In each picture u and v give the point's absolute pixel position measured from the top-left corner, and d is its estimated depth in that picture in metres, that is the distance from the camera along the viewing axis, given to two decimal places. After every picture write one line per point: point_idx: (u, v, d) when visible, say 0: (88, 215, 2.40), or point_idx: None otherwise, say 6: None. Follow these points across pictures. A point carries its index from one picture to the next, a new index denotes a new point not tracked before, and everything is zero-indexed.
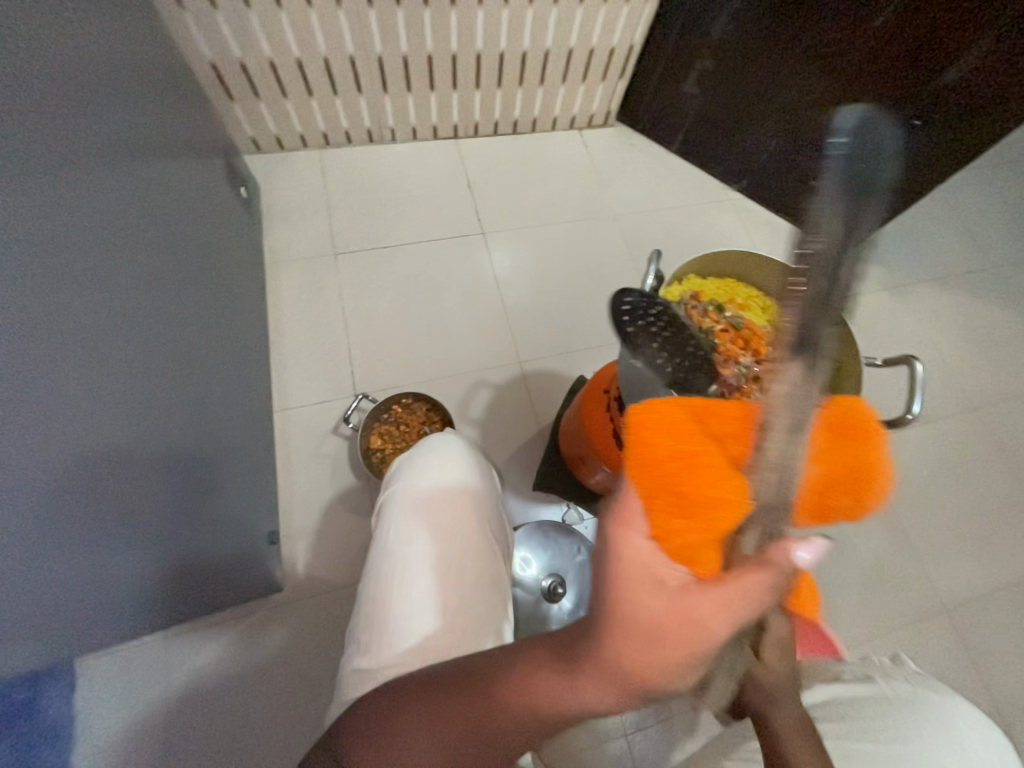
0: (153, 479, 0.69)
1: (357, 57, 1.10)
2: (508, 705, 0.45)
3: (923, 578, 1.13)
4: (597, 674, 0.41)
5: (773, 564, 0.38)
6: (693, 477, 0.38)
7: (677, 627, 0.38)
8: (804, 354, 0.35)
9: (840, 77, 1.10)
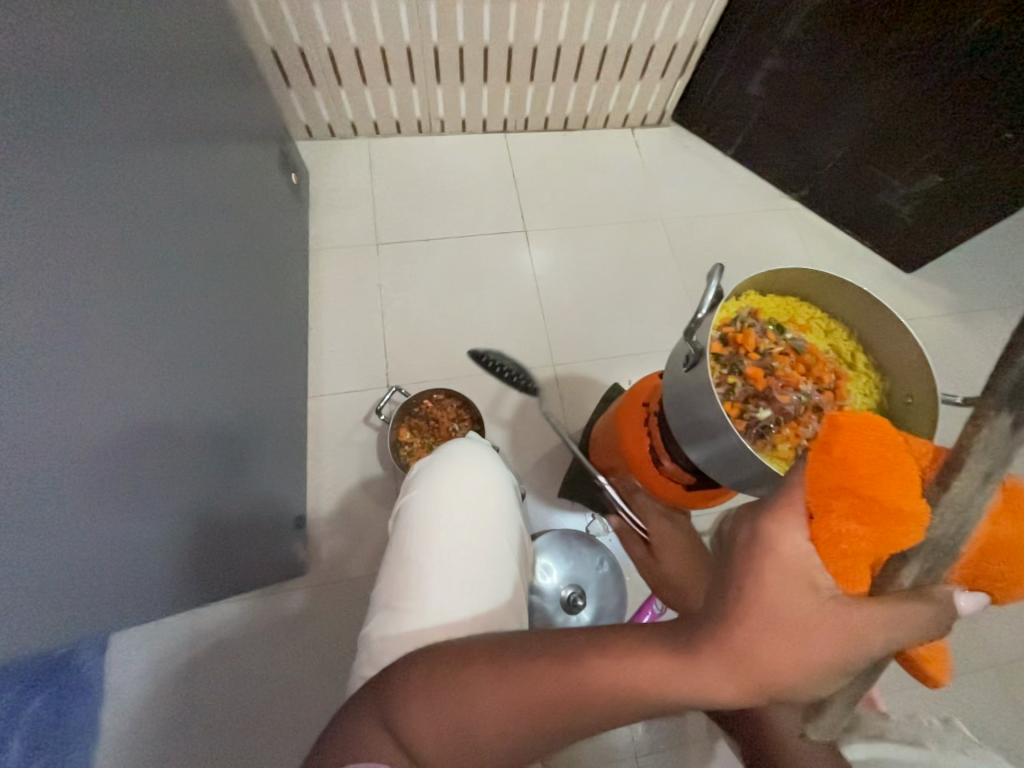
0: (196, 447, 0.73)
1: (413, 47, 1.11)
2: (592, 690, 0.40)
3: (971, 630, 1.02)
4: (726, 662, 0.35)
5: (938, 600, 0.35)
6: (891, 486, 0.34)
7: (829, 631, 0.34)
8: (1017, 416, 0.30)
9: (928, 79, 1.00)
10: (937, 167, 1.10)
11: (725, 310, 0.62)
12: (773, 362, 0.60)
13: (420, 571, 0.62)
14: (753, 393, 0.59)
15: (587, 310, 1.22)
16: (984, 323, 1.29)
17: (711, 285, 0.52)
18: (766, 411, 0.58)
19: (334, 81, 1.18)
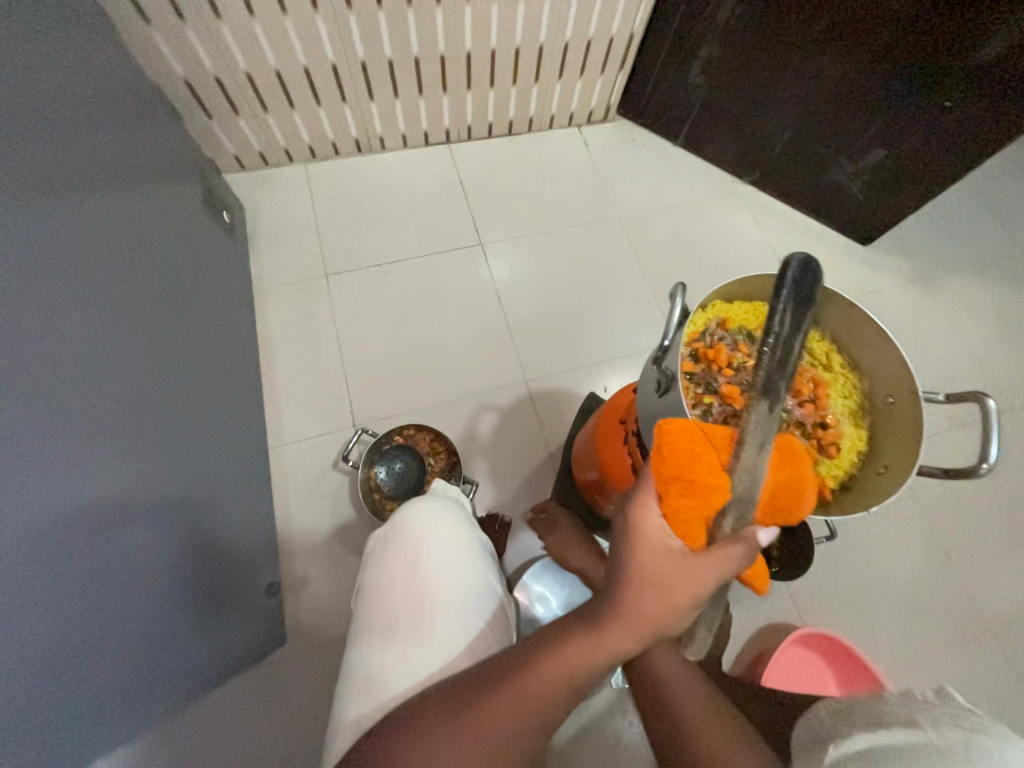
0: (155, 534, 0.65)
1: (339, 65, 1.05)
2: (538, 699, 0.42)
3: (968, 594, 1.03)
4: (624, 624, 0.42)
5: (749, 539, 0.43)
6: (698, 464, 0.44)
7: (682, 585, 0.41)
8: (768, 400, 0.42)
9: (865, 55, 0.98)
10: (884, 142, 1.10)
11: (692, 326, 0.60)
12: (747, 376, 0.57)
13: (378, 642, 0.56)
14: (732, 413, 0.55)
15: (555, 321, 1.18)
16: (944, 288, 1.30)
17: (674, 305, 0.49)
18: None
19: (258, 108, 1.10)
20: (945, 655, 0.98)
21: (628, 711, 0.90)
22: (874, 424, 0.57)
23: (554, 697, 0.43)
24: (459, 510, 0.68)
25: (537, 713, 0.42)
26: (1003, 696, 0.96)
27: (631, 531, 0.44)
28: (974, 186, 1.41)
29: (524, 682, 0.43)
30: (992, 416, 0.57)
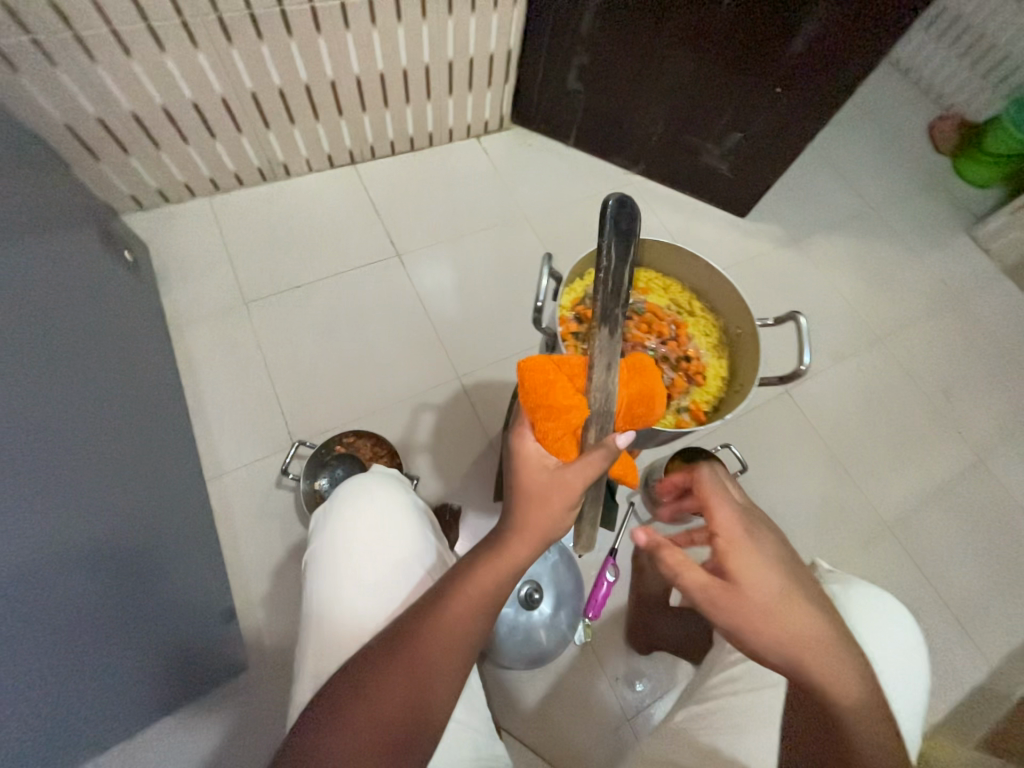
0: (98, 568, 0.65)
1: (228, 96, 1.09)
2: (457, 610, 0.51)
3: (866, 502, 1.19)
4: (519, 536, 0.52)
5: (607, 445, 0.52)
6: (556, 390, 0.54)
7: (557, 492, 0.52)
8: (606, 323, 0.55)
9: (705, 53, 1.15)
10: (737, 126, 1.27)
11: (571, 293, 0.69)
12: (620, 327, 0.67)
13: (322, 606, 0.63)
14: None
15: (480, 319, 1.25)
16: (813, 247, 1.50)
17: (543, 271, 0.62)
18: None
19: (150, 145, 1.11)
20: (850, 556, 1.13)
21: (592, 662, 0.97)
22: (731, 352, 0.68)
23: (475, 606, 0.51)
24: (393, 480, 0.73)
25: (461, 622, 0.51)
26: (897, 580, 1.13)
27: (513, 460, 0.54)
28: (824, 158, 1.63)
29: (446, 600, 0.51)
30: (804, 331, 0.70)
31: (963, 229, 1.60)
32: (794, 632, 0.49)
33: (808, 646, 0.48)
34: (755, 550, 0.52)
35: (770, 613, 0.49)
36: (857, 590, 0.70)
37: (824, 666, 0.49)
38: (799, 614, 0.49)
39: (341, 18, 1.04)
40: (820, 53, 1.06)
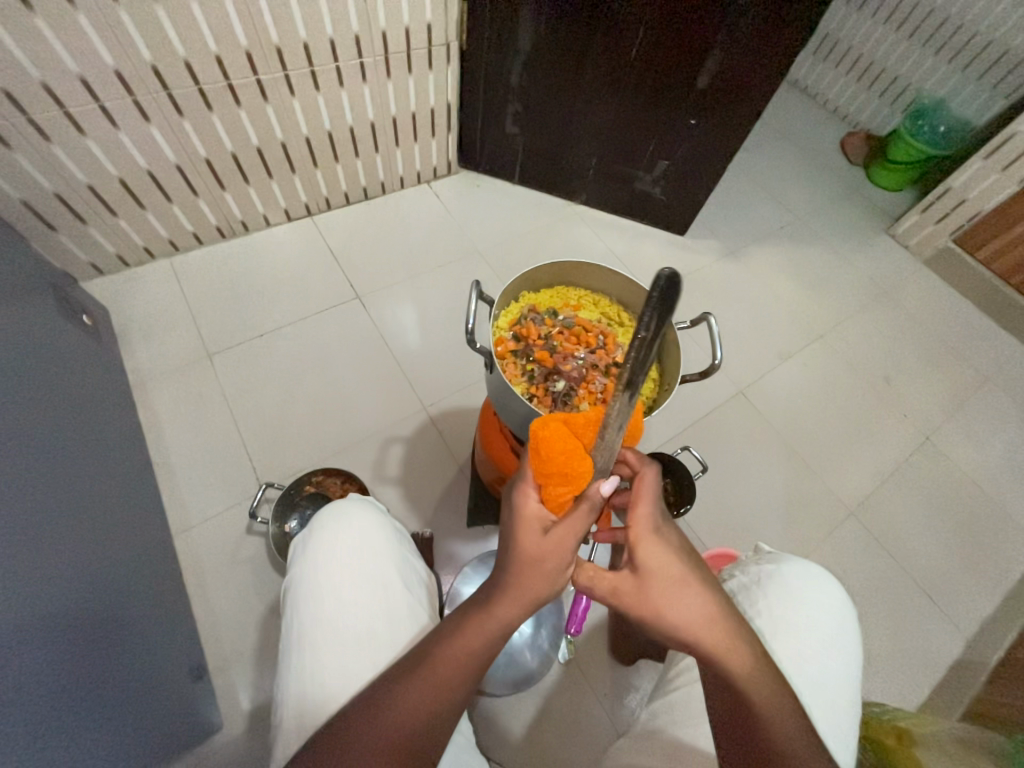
0: (71, 627, 0.64)
1: (182, 163, 1.15)
2: (445, 664, 0.50)
3: (827, 490, 1.24)
4: (509, 595, 0.51)
5: (591, 500, 0.53)
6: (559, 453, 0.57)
7: (550, 554, 0.51)
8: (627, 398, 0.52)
9: (625, 94, 1.27)
10: (663, 155, 1.39)
11: (508, 314, 0.76)
12: (554, 341, 0.74)
13: (306, 636, 0.64)
14: (548, 372, 0.72)
15: (442, 350, 1.29)
16: (749, 257, 1.61)
17: (471, 296, 0.69)
18: (561, 382, 0.70)
19: (107, 213, 1.15)
20: (818, 544, 1.17)
21: (578, 678, 0.96)
22: (659, 357, 0.76)
23: (464, 665, 0.51)
24: (369, 506, 0.76)
25: (451, 683, 0.50)
26: (866, 564, 1.17)
27: (512, 516, 0.55)
28: (750, 177, 1.78)
29: (434, 653, 0.51)
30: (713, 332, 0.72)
31: (882, 229, 1.74)
32: (686, 609, 0.53)
33: (702, 623, 0.52)
34: (657, 536, 0.55)
35: (662, 591, 0.53)
36: (790, 568, 0.75)
37: (720, 642, 0.52)
38: (687, 596, 0.53)
39: (287, 87, 1.13)
40: (724, 87, 1.19)
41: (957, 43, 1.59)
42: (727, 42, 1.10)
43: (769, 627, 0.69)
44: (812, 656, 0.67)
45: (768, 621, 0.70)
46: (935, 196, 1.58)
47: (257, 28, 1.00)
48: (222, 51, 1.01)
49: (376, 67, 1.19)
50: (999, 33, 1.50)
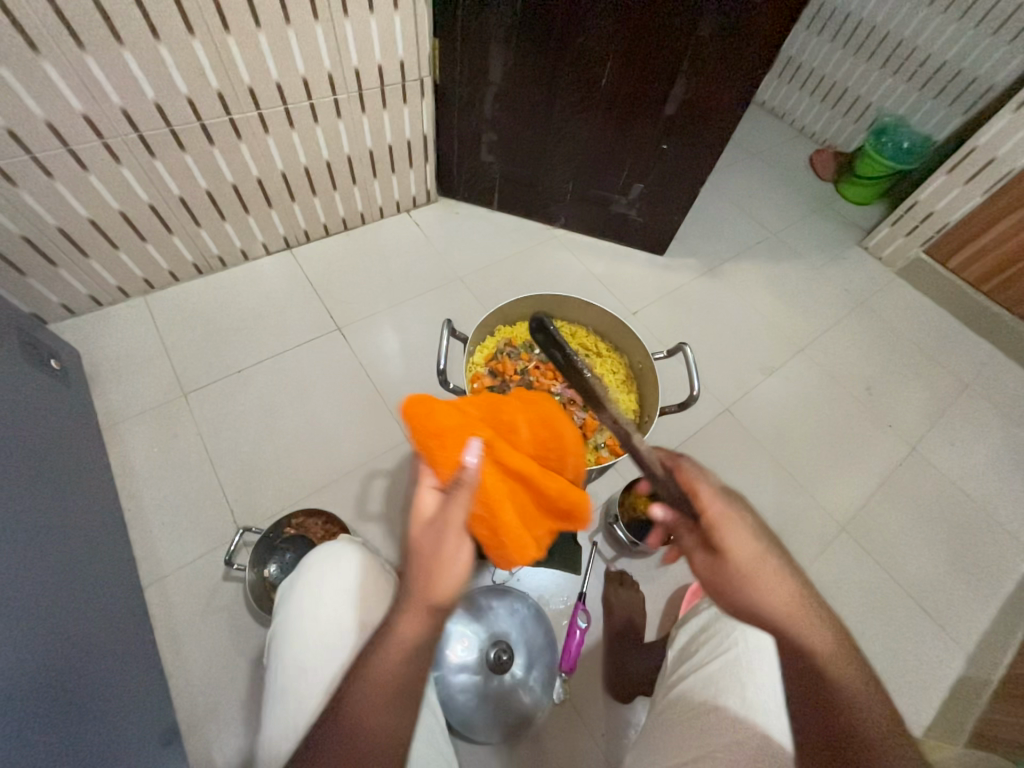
0: (36, 697, 0.60)
1: (156, 202, 1.14)
2: (370, 697, 0.46)
3: (817, 505, 1.23)
4: (414, 604, 0.48)
5: (461, 484, 0.52)
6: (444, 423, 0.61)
7: (434, 544, 0.50)
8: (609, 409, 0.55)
9: (596, 121, 1.30)
10: (638, 178, 1.41)
11: (485, 350, 0.78)
12: (530, 377, 0.76)
13: (292, 689, 0.60)
14: None
15: (424, 379, 1.27)
16: (727, 273, 1.63)
17: (443, 335, 0.69)
18: None
19: (78, 255, 1.14)
20: (814, 563, 1.15)
21: (574, 718, 0.93)
22: (638, 386, 0.76)
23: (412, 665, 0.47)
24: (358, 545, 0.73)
25: (402, 686, 0.46)
26: (862, 580, 1.15)
27: (410, 518, 0.53)
28: (723, 195, 1.82)
29: (356, 686, 0.46)
30: (689, 360, 0.74)
31: (856, 243, 1.78)
32: (781, 587, 0.55)
33: (796, 606, 0.54)
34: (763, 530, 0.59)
35: (765, 569, 0.56)
36: None
37: (813, 626, 0.53)
38: (779, 577, 0.56)
39: (261, 126, 1.14)
40: (692, 112, 1.21)
41: (912, 64, 1.66)
42: (691, 72, 1.14)
43: (746, 655, 0.70)
44: None
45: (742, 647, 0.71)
46: (904, 209, 1.62)
47: (229, 70, 1.01)
48: (194, 93, 1.01)
49: (350, 104, 1.21)
50: (951, 54, 1.57)
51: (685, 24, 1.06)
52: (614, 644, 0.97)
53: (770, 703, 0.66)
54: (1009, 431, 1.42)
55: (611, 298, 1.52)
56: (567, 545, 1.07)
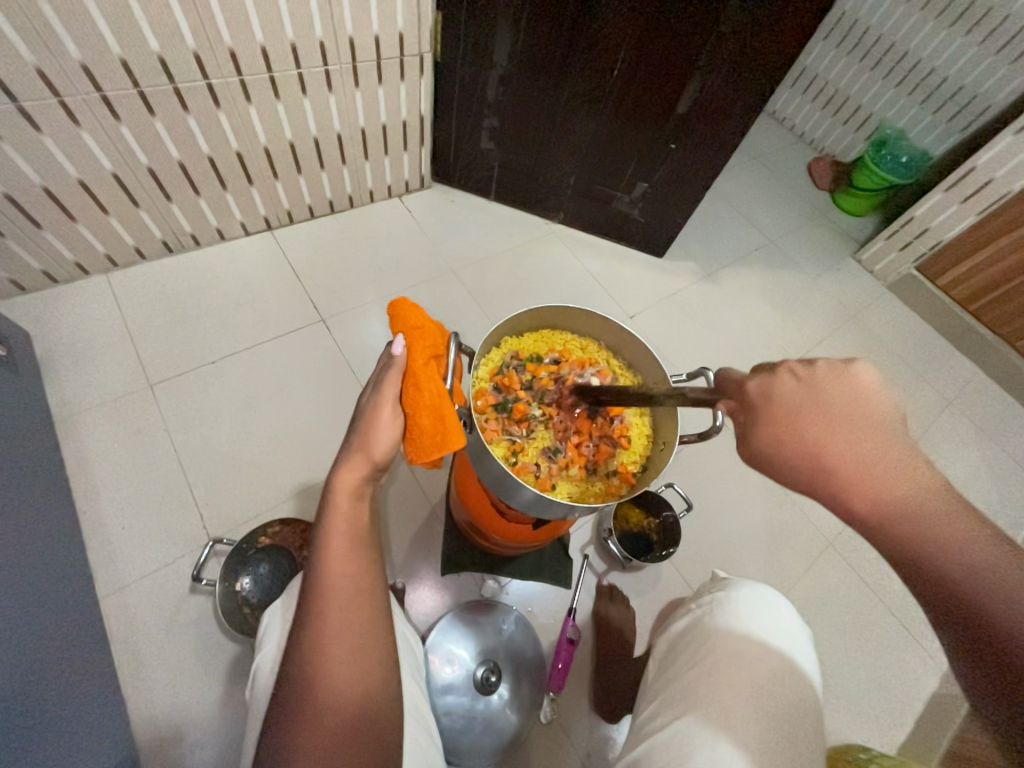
0: None
1: (120, 172, 1.03)
2: (336, 561, 0.52)
3: (805, 515, 1.20)
4: (358, 470, 0.56)
5: (392, 370, 0.58)
6: (418, 316, 0.62)
7: (365, 421, 0.58)
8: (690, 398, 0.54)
9: (603, 112, 1.23)
10: (643, 177, 1.36)
11: (489, 364, 0.74)
12: (539, 395, 0.72)
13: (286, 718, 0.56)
14: (530, 430, 0.71)
15: None
16: (725, 278, 1.61)
17: (452, 347, 0.62)
18: (548, 443, 0.71)
19: (31, 226, 1.02)
20: (802, 577, 1.12)
21: (559, 737, 0.90)
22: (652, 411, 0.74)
23: (355, 599, 0.51)
24: None
25: (357, 542, 0.54)
26: (846, 598, 1.12)
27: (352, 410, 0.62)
28: (724, 199, 1.79)
29: (320, 563, 0.52)
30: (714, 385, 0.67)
31: (849, 254, 1.78)
32: (860, 459, 0.42)
33: (890, 476, 0.42)
34: (809, 378, 0.45)
35: (830, 444, 0.43)
36: (739, 591, 0.69)
37: (916, 494, 0.41)
38: (846, 428, 0.43)
39: (243, 93, 1.03)
40: (705, 112, 1.16)
41: (916, 78, 1.65)
42: (706, 68, 1.08)
43: (721, 664, 0.61)
44: (768, 687, 0.59)
45: (717, 658, 0.62)
46: (900, 224, 1.62)
47: (208, 28, 0.90)
48: (166, 51, 0.90)
49: (343, 76, 1.11)
50: (955, 70, 1.56)
51: (705, 16, 1.00)
52: (601, 659, 0.94)
53: (777, 659, 0.62)
54: (984, 449, 1.45)
55: (608, 299, 1.47)
56: (559, 558, 1.03)
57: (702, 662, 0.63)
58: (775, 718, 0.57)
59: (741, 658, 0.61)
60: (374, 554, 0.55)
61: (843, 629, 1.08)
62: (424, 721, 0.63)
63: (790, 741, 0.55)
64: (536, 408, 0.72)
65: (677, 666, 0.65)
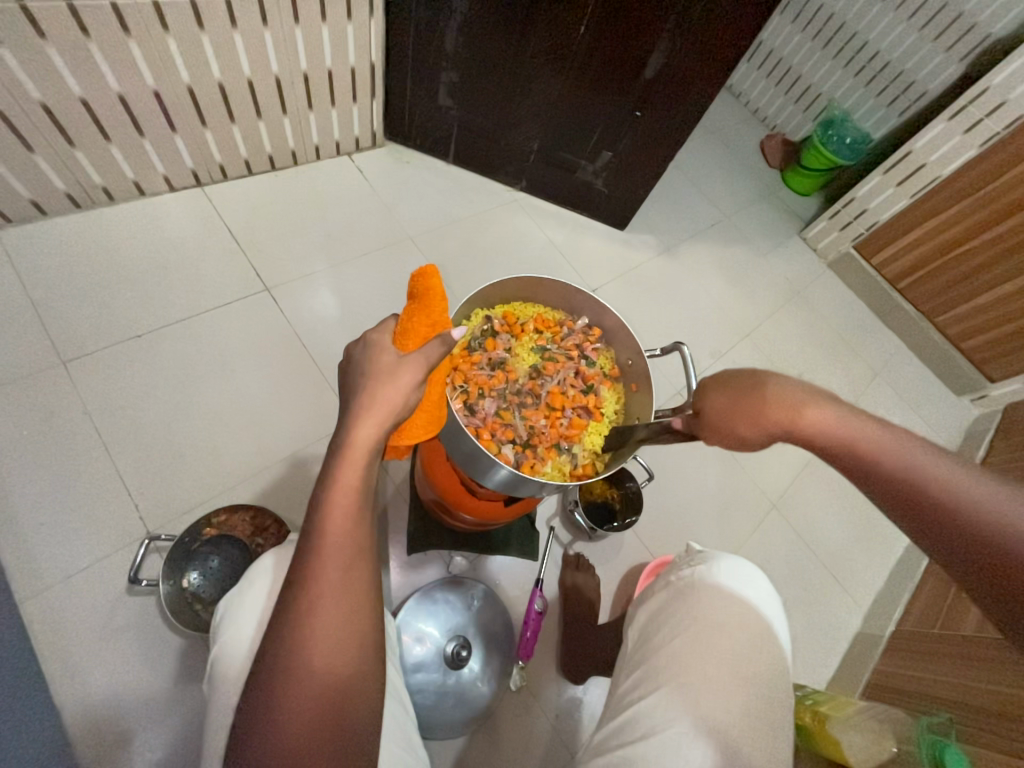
0: None
1: (5, 108, 0.86)
2: (336, 526, 0.47)
3: (752, 481, 1.27)
4: (368, 425, 0.48)
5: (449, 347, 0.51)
6: (440, 306, 0.59)
7: (388, 370, 0.50)
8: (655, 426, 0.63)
9: (568, 72, 1.17)
10: (607, 145, 1.32)
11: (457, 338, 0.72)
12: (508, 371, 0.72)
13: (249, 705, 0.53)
14: (502, 407, 0.70)
15: None
16: (682, 253, 1.63)
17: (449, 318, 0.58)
18: (521, 418, 0.70)
19: None
20: (748, 538, 1.20)
21: (528, 702, 0.93)
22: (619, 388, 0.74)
23: (350, 573, 0.47)
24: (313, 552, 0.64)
25: (361, 507, 0.48)
26: (786, 555, 1.21)
27: (363, 345, 0.52)
28: (683, 173, 1.80)
29: (317, 525, 0.47)
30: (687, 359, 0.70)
31: (797, 233, 1.86)
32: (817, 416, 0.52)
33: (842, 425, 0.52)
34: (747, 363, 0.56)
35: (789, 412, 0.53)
36: (720, 563, 0.72)
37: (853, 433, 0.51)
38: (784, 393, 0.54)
39: (158, 19, 0.88)
40: (670, 79, 1.13)
41: (863, 60, 1.70)
42: (673, 31, 1.04)
43: (702, 632, 0.64)
44: (744, 652, 0.63)
45: (699, 628, 0.64)
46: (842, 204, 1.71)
47: None
48: None
49: (280, 9, 0.98)
50: (897, 55, 1.63)
51: None
52: (568, 626, 0.97)
53: (753, 626, 0.65)
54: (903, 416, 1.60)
55: (572, 272, 1.46)
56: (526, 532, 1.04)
57: (682, 633, 0.65)
58: (743, 679, 0.61)
59: (720, 625, 0.64)
60: (376, 519, 0.50)
61: (783, 585, 1.18)
62: (399, 693, 0.63)
63: (756, 700, 0.60)
64: (507, 385, 0.71)
65: (658, 638, 0.67)
